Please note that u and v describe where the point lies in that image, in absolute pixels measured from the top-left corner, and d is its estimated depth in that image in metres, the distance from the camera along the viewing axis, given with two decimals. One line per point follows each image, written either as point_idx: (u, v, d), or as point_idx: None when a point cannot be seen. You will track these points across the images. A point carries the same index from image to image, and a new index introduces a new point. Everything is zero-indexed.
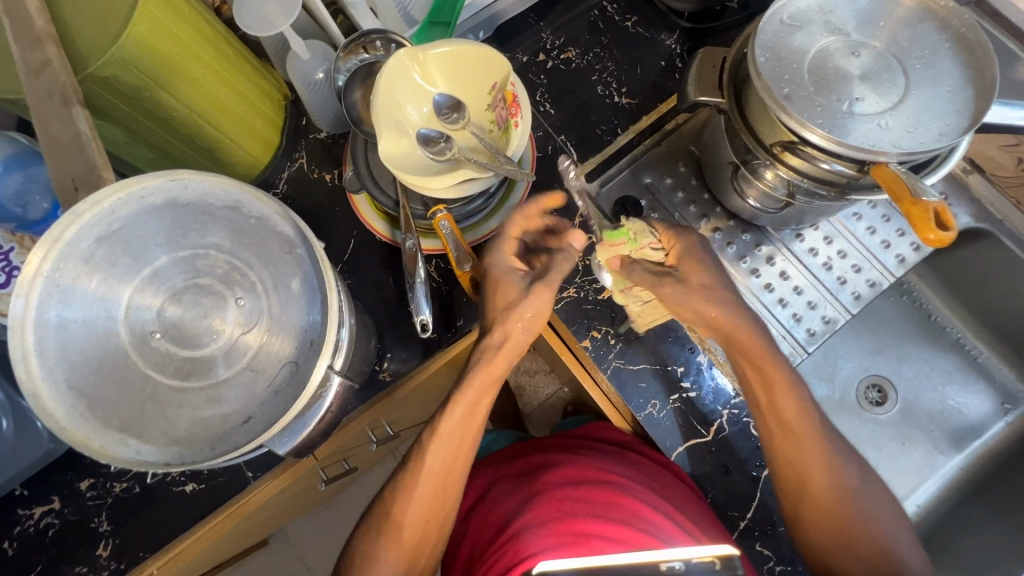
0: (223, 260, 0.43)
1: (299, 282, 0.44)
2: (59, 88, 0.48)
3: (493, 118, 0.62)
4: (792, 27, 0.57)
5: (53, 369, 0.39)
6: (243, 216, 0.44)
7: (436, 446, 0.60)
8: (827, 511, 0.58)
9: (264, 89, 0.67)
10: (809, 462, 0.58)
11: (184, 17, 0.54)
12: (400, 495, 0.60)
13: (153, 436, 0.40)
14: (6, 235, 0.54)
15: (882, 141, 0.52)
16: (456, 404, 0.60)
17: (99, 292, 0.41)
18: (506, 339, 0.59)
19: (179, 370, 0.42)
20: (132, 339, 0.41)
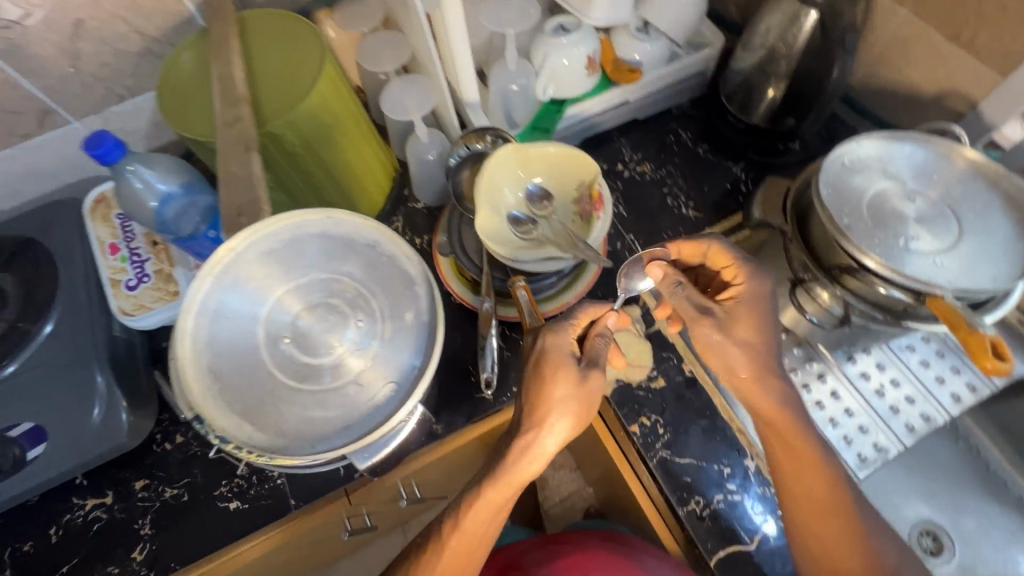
0: (352, 287, 0.50)
1: (412, 315, 0.50)
2: (243, 137, 0.60)
3: (577, 210, 0.71)
4: (851, 170, 0.64)
5: (201, 352, 0.45)
6: (377, 253, 0.52)
7: (456, 532, 0.58)
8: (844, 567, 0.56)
9: (383, 164, 0.80)
10: (839, 541, 0.56)
11: (347, 100, 0.68)
12: (417, 568, 0.59)
13: (266, 424, 0.45)
14: (149, 247, 0.76)
15: (939, 277, 0.57)
16: (478, 486, 0.57)
17: (253, 294, 0.48)
18: (544, 442, 0.57)
19: (297, 373, 0.47)
20: (266, 340, 0.48)
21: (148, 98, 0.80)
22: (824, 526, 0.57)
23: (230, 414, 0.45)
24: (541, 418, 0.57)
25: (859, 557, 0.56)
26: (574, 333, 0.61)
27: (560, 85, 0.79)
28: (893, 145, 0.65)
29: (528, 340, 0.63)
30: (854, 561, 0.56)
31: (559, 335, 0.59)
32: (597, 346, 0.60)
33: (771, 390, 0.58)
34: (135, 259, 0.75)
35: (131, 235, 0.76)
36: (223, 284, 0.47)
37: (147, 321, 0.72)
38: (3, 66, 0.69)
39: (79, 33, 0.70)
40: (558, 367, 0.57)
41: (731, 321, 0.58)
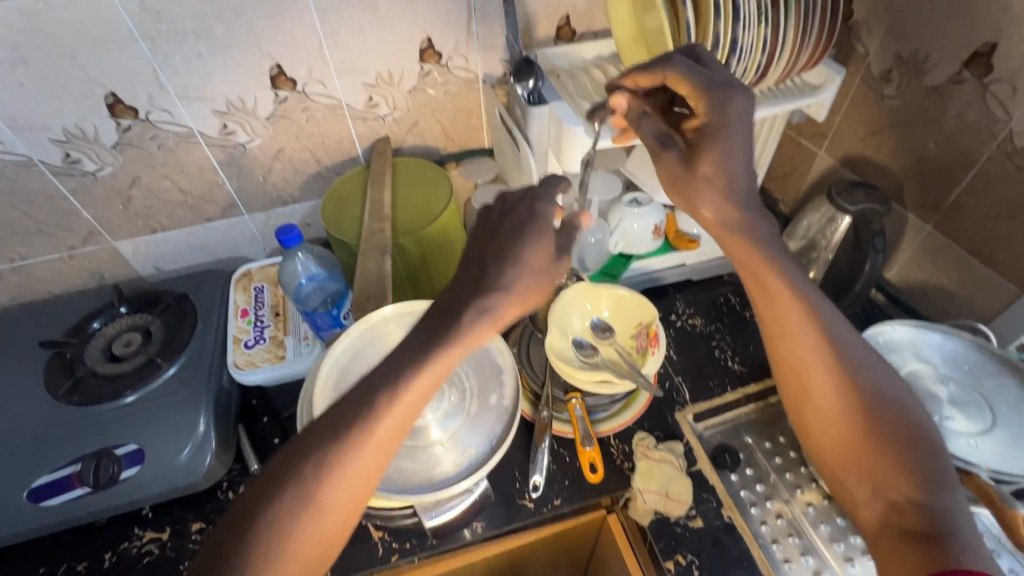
0: (450, 367, 0.67)
1: (496, 396, 0.63)
2: (381, 244, 0.77)
3: (634, 345, 0.81)
4: (886, 349, 0.73)
5: (328, 390, 0.65)
6: (478, 346, 0.68)
7: (382, 413, 0.48)
8: (843, 460, 0.60)
9: (470, 282, 0.97)
10: (818, 376, 0.61)
11: (459, 229, 0.87)
12: (334, 439, 0.48)
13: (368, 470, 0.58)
14: (271, 316, 0.92)
15: (977, 457, 0.63)
16: (400, 364, 0.49)
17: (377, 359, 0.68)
18: (481, 335, 0.50)
19: None
20: None
21: (304, 205, 1.03)
22: (797, 361, 0.62)
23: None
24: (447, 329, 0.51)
25: (865, 444, 0.58)
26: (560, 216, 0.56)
27: (629, 242, 0.95)
28: (924, 331, 0.72)
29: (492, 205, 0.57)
30: (825, 406, 0.61)
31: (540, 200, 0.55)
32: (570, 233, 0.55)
33: (776, 284, 0.62)
34: (258, 324, 0.91)
35: (261, 305, 0.92)
36: (358, 345, 0.70)
37: (252, 378, 0.85)
38: (219, 170, 0.93)
39: (279, 156, 0.94)
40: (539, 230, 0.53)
41: (697, 159, 0.63)
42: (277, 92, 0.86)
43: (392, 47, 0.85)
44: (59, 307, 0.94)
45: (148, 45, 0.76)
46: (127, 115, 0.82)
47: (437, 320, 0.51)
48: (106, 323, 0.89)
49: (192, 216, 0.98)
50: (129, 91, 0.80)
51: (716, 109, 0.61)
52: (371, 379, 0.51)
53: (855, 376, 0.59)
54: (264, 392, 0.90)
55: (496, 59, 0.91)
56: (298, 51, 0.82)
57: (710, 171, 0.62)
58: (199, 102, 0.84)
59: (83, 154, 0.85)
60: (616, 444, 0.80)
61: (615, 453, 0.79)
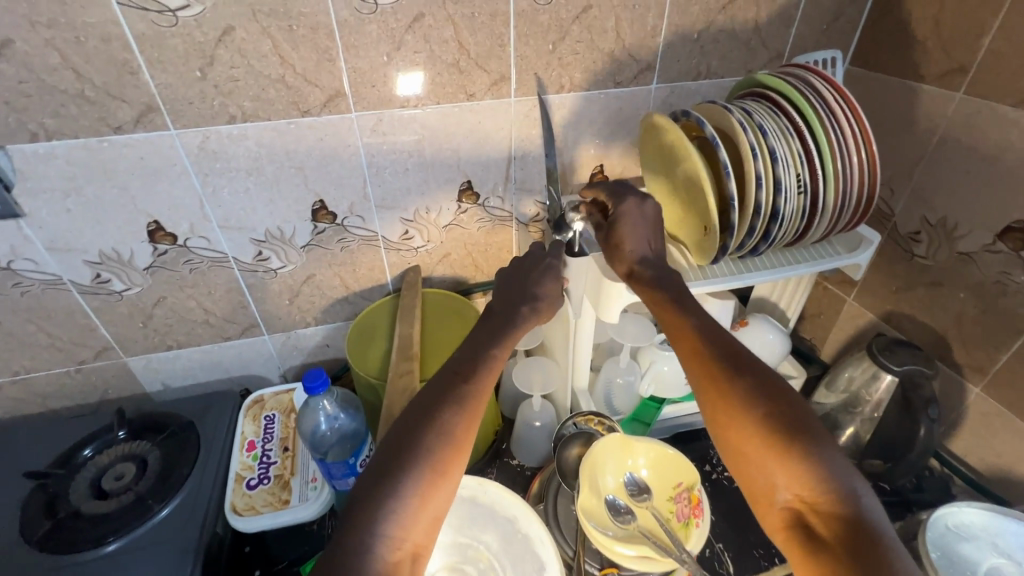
0: (485, 557, 0.64)
1: None
2: (409, 389, 0.73)
3: (674, 510, 0.73)
4: (959, 535, 0.66)
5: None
6: (515, 528, 0.64)
7: (476, 381, 0.56)
8: (760, 470, 0.51)
9: (491, 419, 0.92)
10: (704, 377, 0.57)
11: None
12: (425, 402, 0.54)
13: None
14: (279, 450, 0.86)
15: None
16: (475, 343, 0.61)
17: None
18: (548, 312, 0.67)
19: None
20: None
21: (326, 328, 1.01)
22: (690, 363, 0.59)
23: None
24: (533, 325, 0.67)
25: (781, 457, 0.50)
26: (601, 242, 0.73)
27: (661, 387, 0.90)
28: (997, 518, 0.67)
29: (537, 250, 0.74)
30: (735, 405, 0.54)
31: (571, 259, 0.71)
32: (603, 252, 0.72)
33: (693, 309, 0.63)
34: (264, 460, 0.84)
35: (270, 437, 0.87)
36: None
37: (250, 526, 0.77)
38: (246, 293, 0.92)
39: (308, 282, 0.94)
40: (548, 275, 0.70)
41: (624, 220, 0.72)
42: (316, 224, 0.87)
43: (432, 186, 0.88)
44: (53, 428, 0.89)
45: (200, 180, 0.78)
46: (166, 240, 0.83)
47: (493, 322, 0.64)
48: (98, 451, 0.83)
49: (210, 336, 0.95)
50: (172, 219, 0.81)
51: (617, 206, 0.74)
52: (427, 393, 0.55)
53: (742, 370, 0.56)
54: (260, 537, 0.81)
55: (531, 200, 0.94)
56: (343, 188, 0.85)
57: (620, 240, 0.71)
58: (239, 231, 0.85)
59: (114, 275, 0.84)
60: None
61: None
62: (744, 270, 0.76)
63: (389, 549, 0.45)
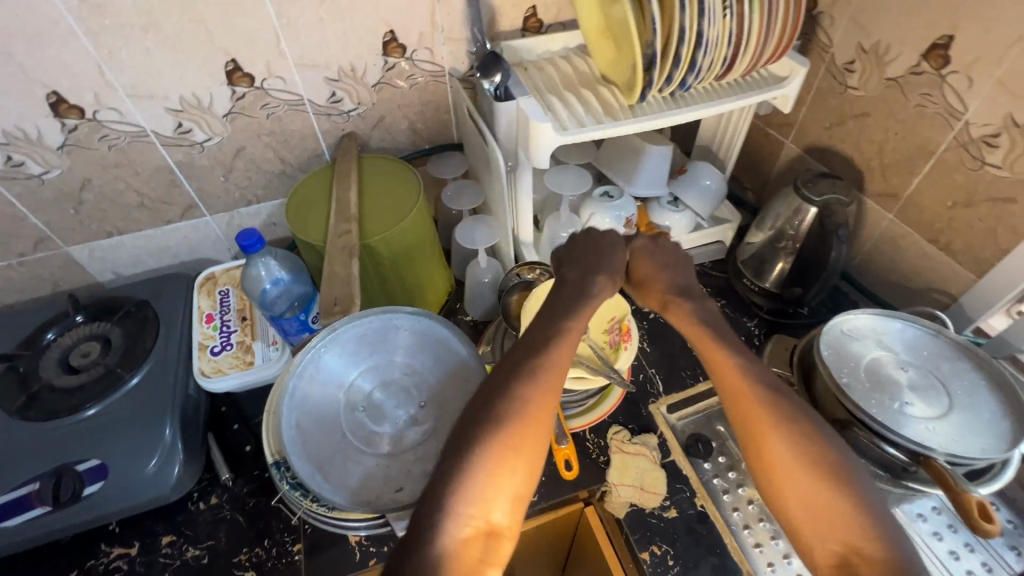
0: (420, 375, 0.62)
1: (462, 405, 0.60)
2: (348, 246, 0.74)
3: (607, 339, 0.81)
4: (849, 336, 0.74)
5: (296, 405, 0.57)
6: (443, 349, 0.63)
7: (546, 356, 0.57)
8: (806, 513, 0.52)
9: (444, 279, 0.95)
10: (763, 441, 0.56)
11: (429, 228, 0.85)
12: (507, 385, 0.54)
13: (333, 477, 0.54)
14: (238, 321, 0.89)
15: (933, 440, 0.63)
16: (549, 323, 0.61)
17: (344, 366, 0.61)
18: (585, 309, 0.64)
19: (364, 437, 0.57)
20: (345, 402, 0.59)
21: (270, 205, 0.99)
22: (740, 416, 0.58)
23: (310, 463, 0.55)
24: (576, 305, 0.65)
25: (832, 504, 0.51)
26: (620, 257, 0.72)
27: None
28: (885, 320, 0.75)
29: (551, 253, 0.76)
30: (783, 459, 0.54)
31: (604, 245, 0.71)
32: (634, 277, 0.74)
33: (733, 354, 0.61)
34: (225, 330, 0.88)
35: (226, 310, 0.90)
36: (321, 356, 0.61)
37: (220, 386, 0.83)
38: (176, 171, 0.89)
39: (239, 155, 0.91)
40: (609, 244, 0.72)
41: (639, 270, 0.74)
42: (233, 89, 0.82)
43: (353, 40, 0.83)
44: (10, 317, 0.90)
45: (91, 41, 0.72)
46: (73, 115, 0.78)
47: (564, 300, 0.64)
48: (60, 334, 0.85)
49: (149, 219, 0.94)
50: (73, 90, 0.76)
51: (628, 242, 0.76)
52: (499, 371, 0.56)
53: (797, 421, 0.55)
54: (234, 399, 0.88)
55: (462, 51, 0.89)
56: (255, 46, 0.79)
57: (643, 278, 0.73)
58: (151, 101, 0.80)
59: (27, 157, 0.80)
60: (591, 438, 0.81)
61: (592, 448, 0.80)
62: (676, 104, 0.76)
63: (458, 524, 0.47)
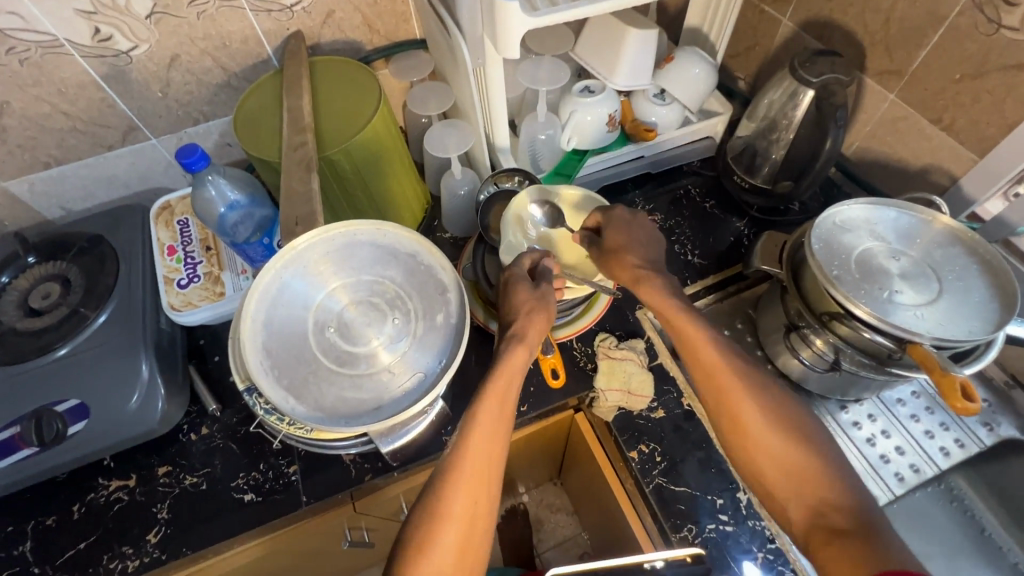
0: (392, 290, 0.54)
1: (443, 318, 0.53)
2: (306, 160, 0.68)
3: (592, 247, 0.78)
4: (843, 228, 0.71)
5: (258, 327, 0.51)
6: (416, 262, 0.57)
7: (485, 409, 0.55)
8: (774, 467, 0.55)
9: (417, 194, 0.90)
10: (737, 409, 0.58)
11: (395, 137, 0.79)
12: (441, 482, 0.52)
13: (310, 401, 0.50)
14: (203, 252, 0.84)
15: (920, 326, 0.62)
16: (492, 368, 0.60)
17: (307, 281, 0.54)
18: (519, 320, 0.63)
19: (338, 357, 0.52)
20: (313, 324, 0.53)
21: (219, 123, 0.91)
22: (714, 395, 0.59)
23: (278, 388, 0.50)
24: (520, 325, 0.62)
25: (801, 462, 0.54)
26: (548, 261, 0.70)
27: (583, 138, 0.88)
28: (880, 209, 0.72)
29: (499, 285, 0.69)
30: (755, 424, 0.56)
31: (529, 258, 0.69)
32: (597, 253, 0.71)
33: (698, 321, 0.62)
34: (190, 261, 0.83)
35: (188, 241, 0.85)
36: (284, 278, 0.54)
37: (194, 320, 0.80)
38: (105, 88, 0.80)
39: (174, 65, 0.81)
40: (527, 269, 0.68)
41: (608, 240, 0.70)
42: None
43: None
44: None
45: None
46: None
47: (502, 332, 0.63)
48: (15, 277, 0.80)
49: (88, 146, 0.85)
50: None
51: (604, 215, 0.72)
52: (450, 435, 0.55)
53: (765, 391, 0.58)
54: (212, 331, 0.86)
55: None
56: None
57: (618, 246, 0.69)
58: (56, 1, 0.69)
59: None
60: (579, 346, 0.81)
61: (579, 356, 0.80)
62: None
63: None
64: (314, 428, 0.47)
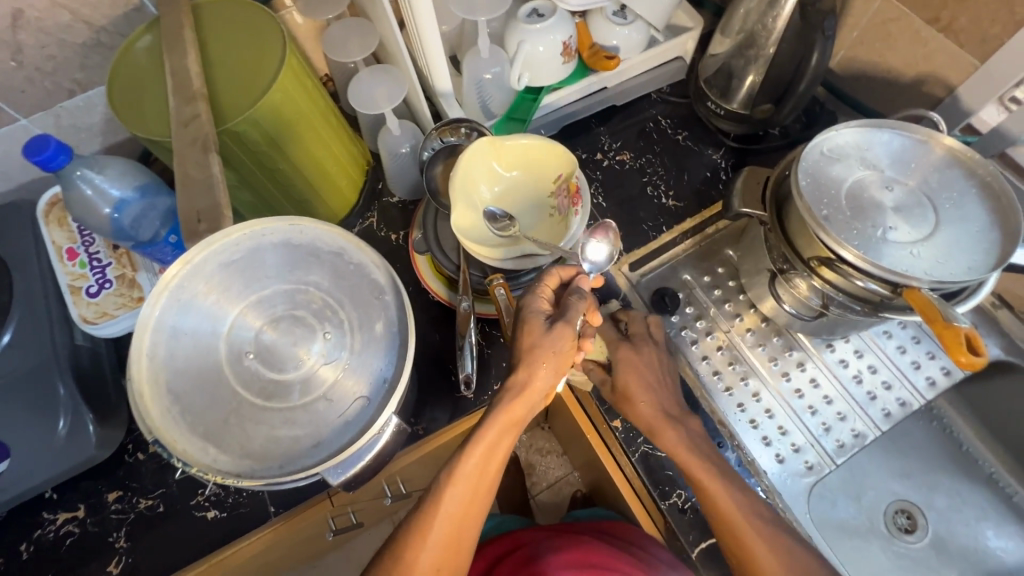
0: (318, 297, 0.51)
1: (382, 325, 0.50)
2: (200, 137, 0.56)
3: (555, 204, 0.70)
4: (831, 158, 0.63)
5: (159, 366, 0.46)
6: (343, 262, 0.52)
7: (471, 461, 0.56)
8: (718, 516, 0.58)
9: (353, 155, 0.78)
10: (692, 464, 0.61)
11: (312, 93, 0.66)
12: (413, 536, 0.55)
13: (234, 443, 0.45)
14: (109, 250, 0.72)
15: (915, 267, 0.56)
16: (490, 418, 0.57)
17: (211, 307, 0.49)
18: (529, 379, 0.57)
19: (263, 390, 0.47)
20: (229, 355, 0.48)
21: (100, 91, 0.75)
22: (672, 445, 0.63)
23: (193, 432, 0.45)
24: (523, 378, 0.57)
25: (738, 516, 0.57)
26: (546, 296, 0.61)
27: (535, 74, 0.76)
28: (870, 133, 0.64)
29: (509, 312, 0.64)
30: (704, 480, 0.60)
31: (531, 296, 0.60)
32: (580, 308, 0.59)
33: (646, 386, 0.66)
34: (96, 264, 0.71)
35: (89, 239, 0.72)
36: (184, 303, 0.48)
37: (115, 332, 0.71)
38: None
39: (18, 23, 0.64)
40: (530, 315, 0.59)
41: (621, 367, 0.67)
42: None
43: None
44: None
45: None
46: None
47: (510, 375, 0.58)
48: None
49: None
50: None
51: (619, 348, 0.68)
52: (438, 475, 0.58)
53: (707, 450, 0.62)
54: None
55: None
56: None
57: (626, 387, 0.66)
58: None
59: None
60: None
61: None
62: None
63: None
64: (238, 482, 0.43)
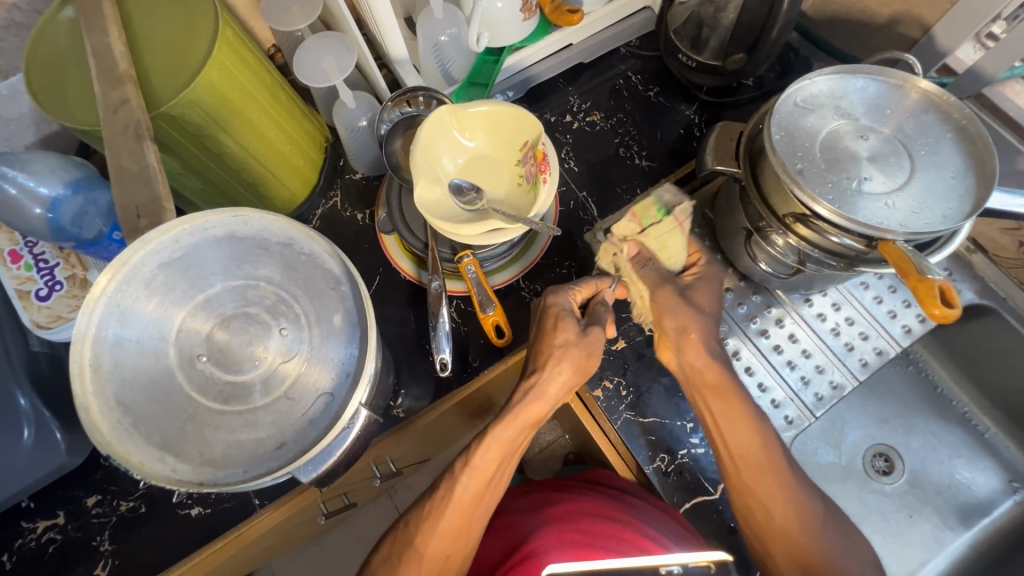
0: (271, 292, 0.51)
1: (340, 316, 0.51)
2: (132, 124, 0.53)
3: (523, 172, 0.66)
4: (805, 109, 0.61)
5: (104, 379, 0.45)
6: (295, 252, 0.52)
7: (484, 451, 0.59)
8: (751, 471, 0.59)
9: (309, 132, 0.73)
10: (729, 419, 0.60)
11: (253, 67, 0.61)
12: (423, 524, 0.58)
13: (195, 452, 0.46)
14: (55, 251, 0.67)
15: (890, 219, 0.54)
16: (504, 414, 0.60)
17: (155, 313, 0.48)
18: (548, 387, 0.60)
19: (220, 394, 0.48)
20: (179, 361, 0.48)
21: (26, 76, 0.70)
22: (717, 405, 0.61)
23: (149, 442, 0.45)
24: (546, 377, 0.60)
25: (766, 460, 0.59)
26: (577, 298, 0.65)
27: (494, 33, 0.71)
28: (844, 81, 0.62)
29: (532, 308, 0.67)
30: (740, 438, 0.60)
31: (559, 295, 0.63)
32: (598, 310, 0.65)
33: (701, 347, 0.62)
34: (43, 266, 0.66)
35: (32, 240, 0.66)
36: (127, 313, 0.47)
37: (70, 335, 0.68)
38: None
39: None
40: (561, 321, 0.61)
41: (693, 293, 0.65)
42: None
43: None
44: None
45: None
46: None
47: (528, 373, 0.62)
48: None
49: None
50: None
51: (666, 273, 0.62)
52: (450, 467, 0.61)
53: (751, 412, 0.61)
54: None
55: None
56: None
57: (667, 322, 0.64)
58: None
59: None
60: (526, 286, 0.73)
61: (528, 296, 0.72)
62: None
63: None
64: (201, 490, 0.44)
